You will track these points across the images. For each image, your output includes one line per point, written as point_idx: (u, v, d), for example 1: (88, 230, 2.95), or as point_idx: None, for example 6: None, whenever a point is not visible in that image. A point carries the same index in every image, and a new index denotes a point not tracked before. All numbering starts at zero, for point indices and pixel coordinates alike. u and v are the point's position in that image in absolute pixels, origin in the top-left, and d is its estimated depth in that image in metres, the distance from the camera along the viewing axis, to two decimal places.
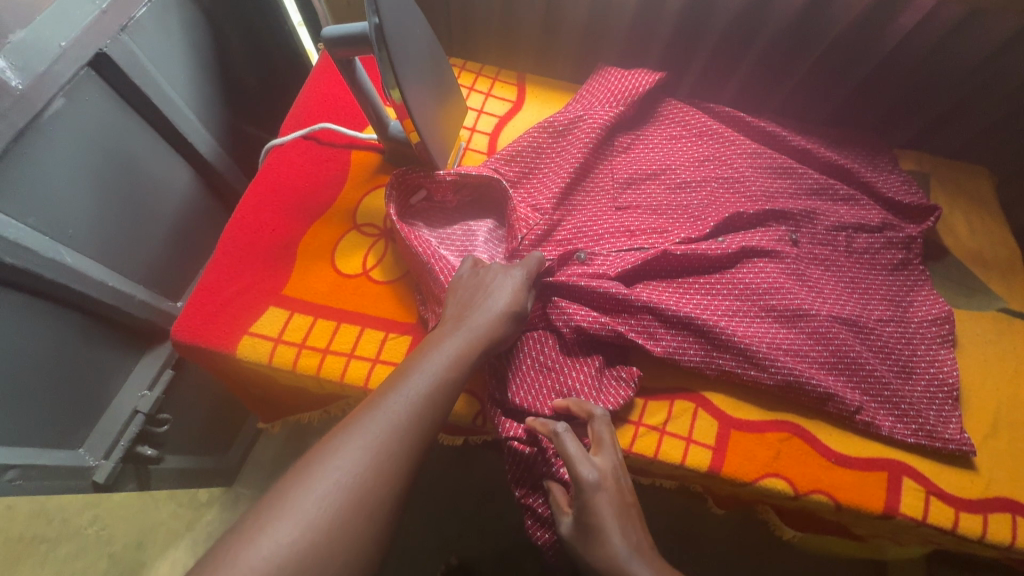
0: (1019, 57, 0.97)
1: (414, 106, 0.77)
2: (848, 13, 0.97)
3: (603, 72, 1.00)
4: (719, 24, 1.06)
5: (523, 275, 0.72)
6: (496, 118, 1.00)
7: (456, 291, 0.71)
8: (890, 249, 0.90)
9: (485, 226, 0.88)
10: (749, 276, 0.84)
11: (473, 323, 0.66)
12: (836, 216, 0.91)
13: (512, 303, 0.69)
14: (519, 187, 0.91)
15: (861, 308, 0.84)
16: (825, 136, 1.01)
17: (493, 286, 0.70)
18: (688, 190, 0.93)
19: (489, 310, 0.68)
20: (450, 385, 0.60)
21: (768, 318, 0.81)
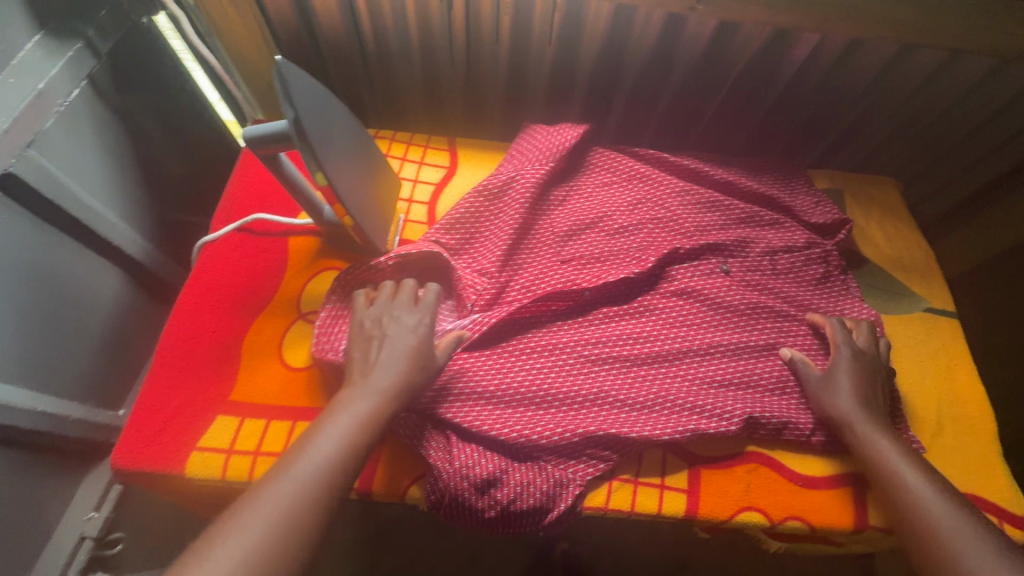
0: (899, 79, 1.07)
1: (345, 195, 0.77)
2: (745, 51, 1.06)
3: (531, 130, 1.04)
4: (632, 67, 1.14)
5: (412, 316, 0.77)
6: (431, 186, 1.00)
7: (356, 338, 0.76)
8: (810, 265, 0.95)
9: (433, 298, 0.88)
10: (672, 308, 0.88)
11: (365, 368, 0.71)
12: (765, 242, 0.96)
13: (409, 344, 0.73)
14: (462, 255, 0.92)
15: (800, 327, 0.89)
16: (744, 164, 1.07)
17: (389, 333, 0.75)
18: (626, 235, 0.96)
19: (387, 365, 0.71)
20: (355, 442, 0.65)
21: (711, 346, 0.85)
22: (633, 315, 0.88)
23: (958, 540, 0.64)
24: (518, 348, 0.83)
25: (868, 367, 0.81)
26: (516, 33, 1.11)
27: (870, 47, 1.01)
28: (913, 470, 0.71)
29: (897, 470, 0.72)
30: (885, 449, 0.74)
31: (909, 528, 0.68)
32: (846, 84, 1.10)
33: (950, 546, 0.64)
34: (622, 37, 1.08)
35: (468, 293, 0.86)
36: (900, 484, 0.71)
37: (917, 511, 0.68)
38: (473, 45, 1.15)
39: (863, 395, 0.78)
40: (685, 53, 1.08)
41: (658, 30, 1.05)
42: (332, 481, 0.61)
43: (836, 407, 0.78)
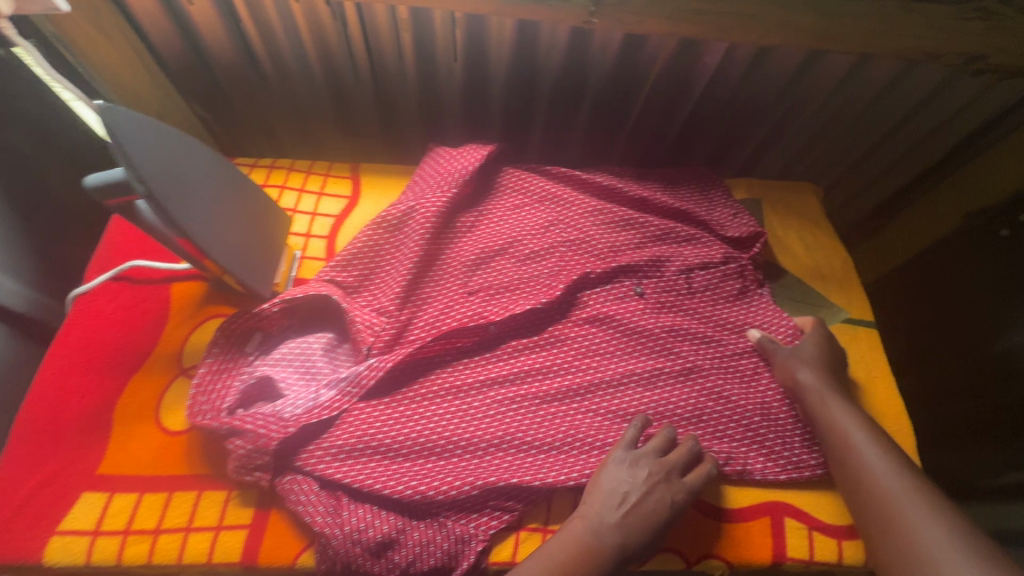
0: (809, 83, 1.07)
1: (210, 245, 0.70)
2: (655, 61, 1.04)
3: (436, 153, 0.99)
4: (546, 81, 1.12)
5: (681, 487, 0.70)
6: (332, 218, 0.94)
7: (602, 487, 0.69)
8: (727, 279, 0.92)
9: (323, 339, 0.81)
10: (582, 337, 0.85)
11: (628, 522, 0.67)
12: (680, 259, 0.92)
13: (658, 511, 0.68)
14: (361, 292, 0.86)
15: (716, 348, 0.86)
16: (660, 178, 1.04)
17: (637, 490, 0.68)
18: (536, 260, 0.91)
19: (612, 521, 0.67)
20: (574, 561, 0.64)
21: (623, 375, 0.81)
22: (541, 347, 0.84)
23: (907, 499, 0.66)
24: (417, 394, 0.78)
25: (832, 345, 0.84)
26: (421, 53, 1.07)
27: (776, 54, 1.00)
28: (870, 434, 0.73)
29: (852, 434, 0.73)
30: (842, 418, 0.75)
31: (863, 488, 0.69)
32: (760, 87, 1.09)
33: (899, 502, 0.66)
34: (532, 50, 1.06)
35: (363, 336, 0.80)
36: (854, 447, 0.72)
37: (871, 471, 0.69)
38: (377, 66, 1.10)
39: (827, 367, 0.81)
40: (596, 66, 1.07)
41: (566, 43, 1.03)
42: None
43: (798, 377, 0.80)
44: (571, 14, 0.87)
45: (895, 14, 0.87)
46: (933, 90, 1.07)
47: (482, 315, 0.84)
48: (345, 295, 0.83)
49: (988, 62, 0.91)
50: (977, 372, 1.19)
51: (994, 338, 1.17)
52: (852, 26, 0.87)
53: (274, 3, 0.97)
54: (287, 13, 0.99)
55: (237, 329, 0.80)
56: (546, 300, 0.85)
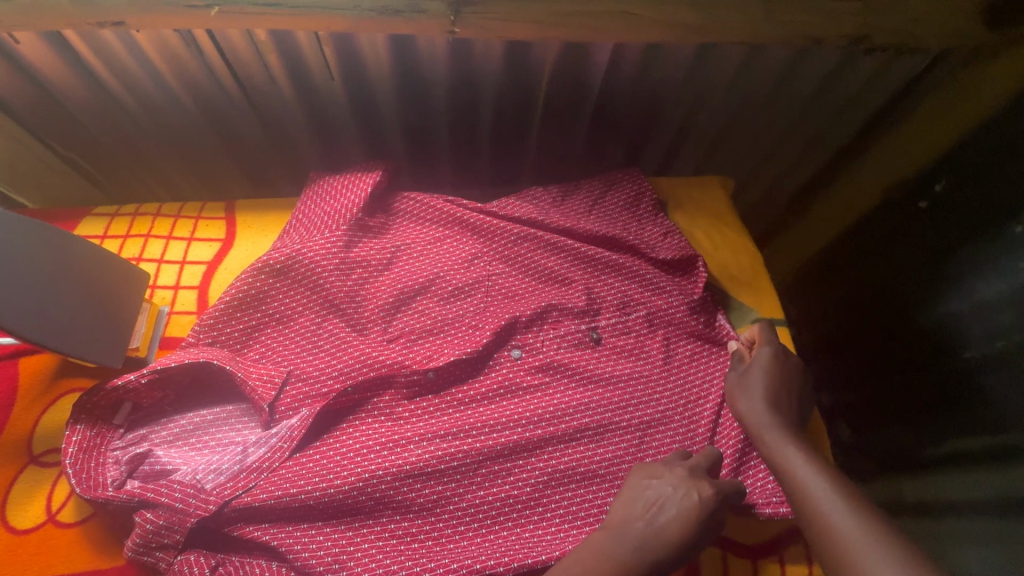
0: (705, 75, 1.05)
1: (14, 324, 0.62)
2: (544, 64, 1.00)
3: (319, 183, 0.93)
4: (439, 95, 1.06)
5: (711, 487, 0.66)
6: (204, 265, 0.87)
7: (631, 497, 0.66)
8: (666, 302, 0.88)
9: (231, 410, 0.77)
10: (510, 373, 0.81)
11: (658, 527, 0.63)
12: (610, 292, 0.88)
13: (689, 515, 0.64)
14: (252, 344, 0.81)
15: (649, 372, 0.82)
16: (587, 196, 0.98)
17: (669, 495, 0.65)
18: (461, 298, 0.87)
19: (643, 526, 0.63)
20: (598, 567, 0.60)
21: (545, 406, 0.78)
22: (456, 385, 0.80)
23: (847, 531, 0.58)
24: (319, 453, 0.72)
25: (783, 367, 0.78)
26: (296, 75, 0.99)
27: (667, 50, 0.98)
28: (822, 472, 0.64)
29: (801, 472, 0.66)
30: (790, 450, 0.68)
31: (814, 536, 0.60)
32: (660, 80, 1.05)
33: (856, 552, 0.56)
34: (413, 64, 0.99)
35: (264, 395, 0.75)
36: (797, 476, 0.65)
37: (813, 503, 0.62)
38: (251, 93, 1.02)
39: (776, 395, 0.75)
40: (485, 75, 1.02)
41: (446, 53, 0.97)
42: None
43: (744, 409, 0.75)
44: (430, 25, 0.79)
45: None
46: (833, 69, 1.06)
47: (405, 363, 0.79)
48: (229, 358, 0.76)
49: (874, 40, 0.89)
50: (907, 344, 1.19)
51: (919, 312, 1.17)
52: (731, 14, 0.83)
53: (115, 36, 0.88)
54: (134, 46, 0.90)
55: (108, 403, 0.73)
56: (473, 348, 0.80)
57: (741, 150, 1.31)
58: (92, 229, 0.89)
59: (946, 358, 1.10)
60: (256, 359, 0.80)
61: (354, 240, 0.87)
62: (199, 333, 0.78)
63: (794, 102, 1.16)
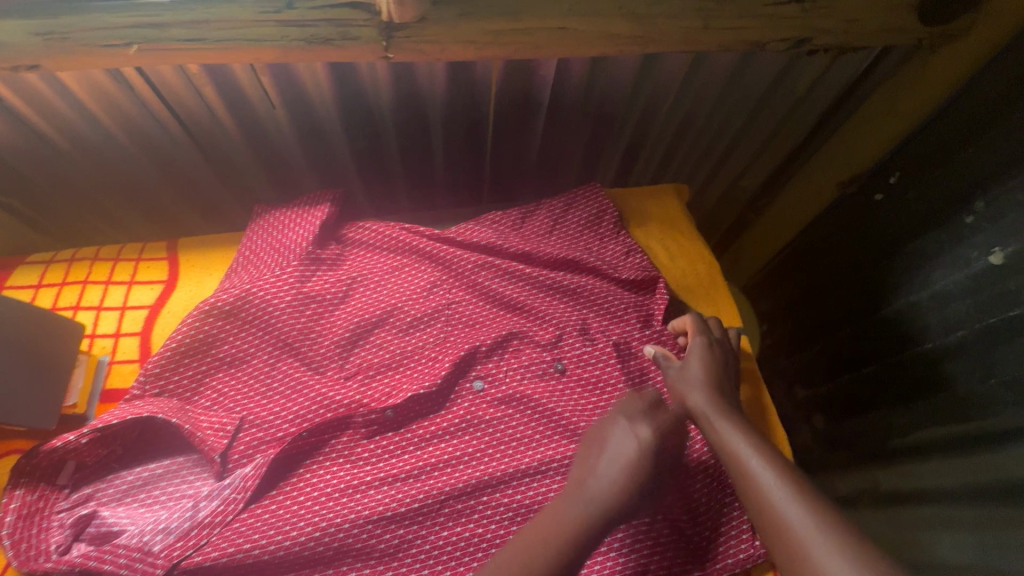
0: (651, 81, 1.06)
1: None
2: (489, 80, 0.99)
3: (268, 215, 0.91)
4: (387, 117, 1.04)
5: (667, 419, 0.71)
6: (146, 309, 0.83)
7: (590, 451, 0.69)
8: (627, 325, 0.87)
9: (181, 459, 0.73)
10: (473, 405, 0.79)
11: (613, 476, 0.65)
12: (570, 319, 0.86)
13: (647, 451, 0.67)
14: (204, 386, 0.77)
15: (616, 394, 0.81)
16: (547, 217, 0.96)
17: (622, 442, 0.68)
18: (420, 329, 0.85)
19: (598, 482, 0.65)
20: (549, 543, 0.59)
21: (512, 434, 0.76)
22: (421, 419, 0.78)
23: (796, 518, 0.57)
24: (281, 502, 0.70)
25: (715, 354, 0.78)
26: (236, 107, 0.96)
27: (609, 61, 0.98)
28: (762, 453, 0.64)
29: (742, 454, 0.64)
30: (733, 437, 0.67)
31: (763, 522, 0.59)
32: (607, 88, 1.06)
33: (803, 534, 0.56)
34: (356, 88, 0.97)
35: (215, 445, 0.71)
36: (743, 461, 0.63)
37: (761, 489, 0.61)
38: (191, 126, 0.98)
39: (714, 382, 0.74)
40: (430, 95, 1.00)
41: (388, 76, 0.95)
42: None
43: (685, 399, 0.73)
44: (362, 50, 0.76)
45: (710, 7, 0.82)
46: (781, 69, 1.07)
47: (363, 402, 0.77)
48: (179, 410, 0.73)
49: (814, 43, 0.89)
50: (872, 335, 1.20)
51: (880, 303, 1.18)
52: (669, 25, 0.82)
53: (40, 77, 0.84)
54: (59, 85, 0.87)
55: (50, 463, 0.69)
56: (431, 384, 0.78)
57: (697, 151, 1.32)
58: (27, 277, 0.86)
59: (908, 348, 1.11)
60: (206, 406, 0.76)
61: (305, 274, 0.85)
62: (144, 380, 0.75)
63: (744, 104, 1.17)
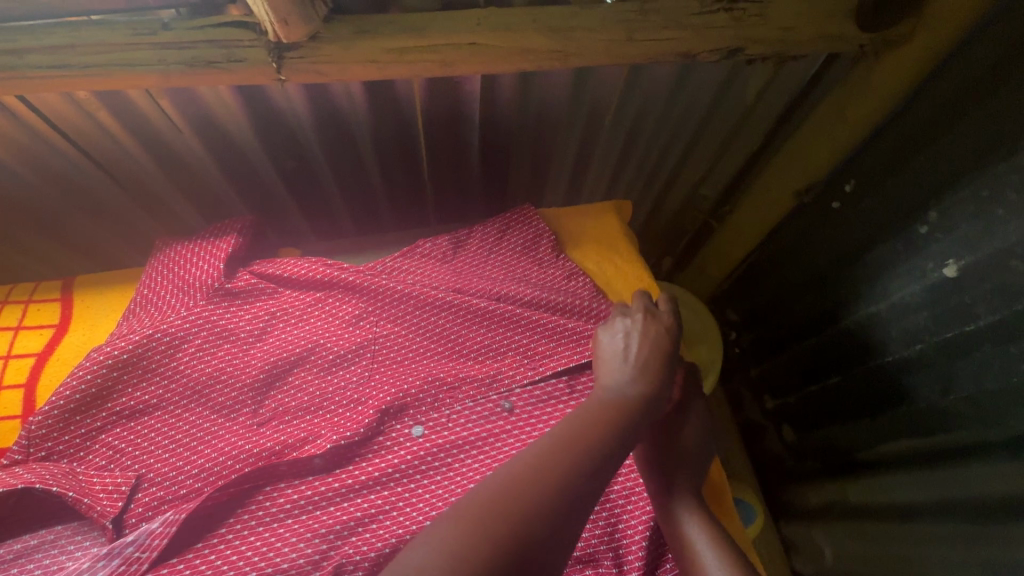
0: (589, 94, 1.01)
1: None
2: (414, 97, 0.93)
3: (174, 249, 0.84)
4: (311, 139, 0.98)
5: (668, 323, 0.76)
6: (33, 356, 0.77)
7: (604, 352, 0.73)
8: (575, 351, 0.79)
9: (62, 531, 0.66)
10: (403, 452, 0.72)
11: (639, 360, 0.70)
12: (507, 352, 0.80)
13: (661, 348, 0.72)
14: (94, 444, 0.70)
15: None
16: (482, 242, 0.91)
17: (636, 343, 0.72)
18: (343, 367, 0.79)
19: (629, 373, 0.68)
20: (599, 418, 0.60)
21: (445, 483, 0.69)
22: (347, 465, 0.71)
23: None
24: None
25: (695, 419, 0.79)
26: (142, 134, 0.89)
27: (540, 75, 0.93)
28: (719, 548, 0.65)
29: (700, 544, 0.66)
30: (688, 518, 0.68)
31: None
32: (543, 101, 1.00)
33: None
34: (272, 110, 0.91)
35: (107, 510, 0.65)
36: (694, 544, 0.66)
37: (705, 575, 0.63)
38: (95, 154, 0.91)
39: (685, 450, 0.75)
40: (354, 114, 0.94)
41: (303, 98, 0.89)
42: (555, 474, 0.51)
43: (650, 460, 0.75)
44: (254, 73, 0.70)
45: (633, 17, 0.77)
46: (724, 79, 1.03)
47: (273, 452, 0.70)
48: (68, 475, 0.66)
49: (747, 53, 0.84)
50: (834, 347, 1.16)
51: (841, 313, 1.14)
52: (589, 37, 0.76)
53: None
54: None
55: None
56: (351, 433, 0.72)
57: (649, 162, 1.27)
58: None
59: (867, 361, 1.07)
60: (99, 466, 0.69)
61: (217, 311, 0.79)
62: (26, 443, 0.67)
63: (691, 113, 1.12)
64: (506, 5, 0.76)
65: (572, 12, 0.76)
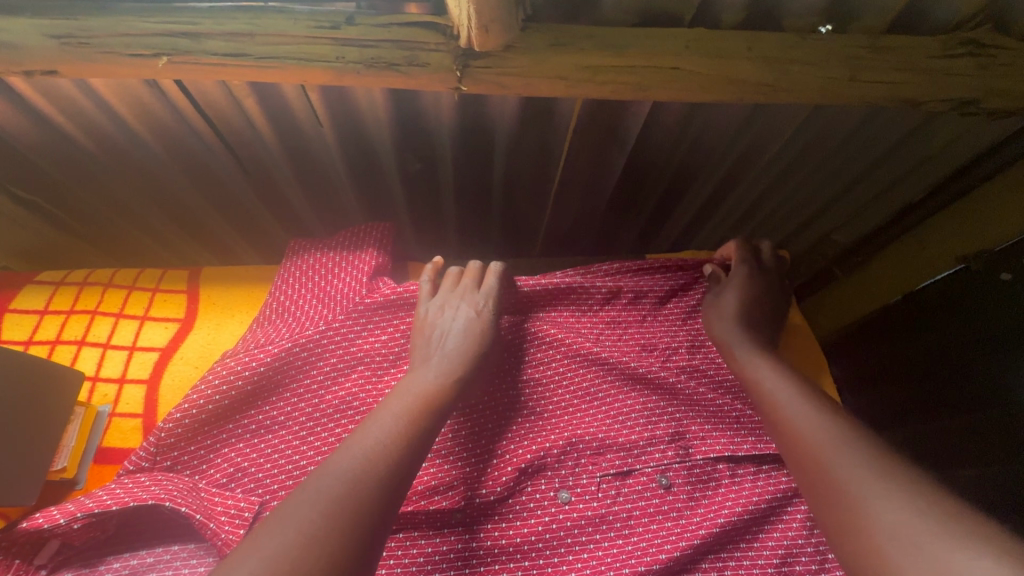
0: (756, 134, 0.90)
1: None
2: (570, 118, 0.84)
3: (311, 254, 0.82)
4: (446, 150, 0.92)
5: (484, 300, 0.74)
6: (156, 352, 0.73)
7: (425, 319, 0.72)
8: (730, 436, 0.72)
9: (181, 551, 0.62)
10: (552, 519, 0.66)
11: (449, 349, 0.68)
12: (655, 420, 0.73)
13: (468, 332, 0.70)
14: (218, 458, 0.67)
15: (709, 517, 0.66)
16: (631, 293, 0.85)
17: (452, 326, 0.71)
18: (481, 412, 0.73)
19: (435, 363, 0.66)
20: (414, 412, 0.59)
21: (592, 563, 0.63)
22: (482, 522, 0.66)
23: (840, 461, 0.55)
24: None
25: (752, 285, 0.81)
26: (281, 130, 0.85)
27: (713, 109, 0.83)
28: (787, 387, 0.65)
29: (772, 385, 0.67)
30: (759, 367, 0.70)
31: (789, 443, 0.60)
32: (700, 137, 0.90)
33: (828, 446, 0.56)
34: (418, 118, 0.85)
35: (230, 538, 0.58)
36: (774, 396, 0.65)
37: (795, 424, 0.61)
38: (235, 146, 0.88)
39: (747, 317, 0.77)
40: (500, 130, 0.87)
41: (453, 107, 0.82)
42: (382, 465, 0.52)
43: (716, 331, 0.78)
44: (432, 80, 0.63)
45: (862, 54, 0.66)
46: (913, 128, 0.89)
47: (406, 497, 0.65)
48: (191, 492, 0.62)
49: (983, 105, 0.72)
50: None
51: None
52: (807, 72, 0.66)
53: (73, 84, 0.73)
54: (91, 92, 0.75)
55: (30, 540, 0.59)
56: (488, 491, 0.67)
57: (786, 209, 1.14)
58: (34, 300, 0.77)
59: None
60: (220, 483, 0.65)
61: (352, 328, 0.74)
62: (155, 450, 0.65)
63: (859, 162, 0.99)
64: (713, 26, 0.66)
65: (791, 42, 0.66)
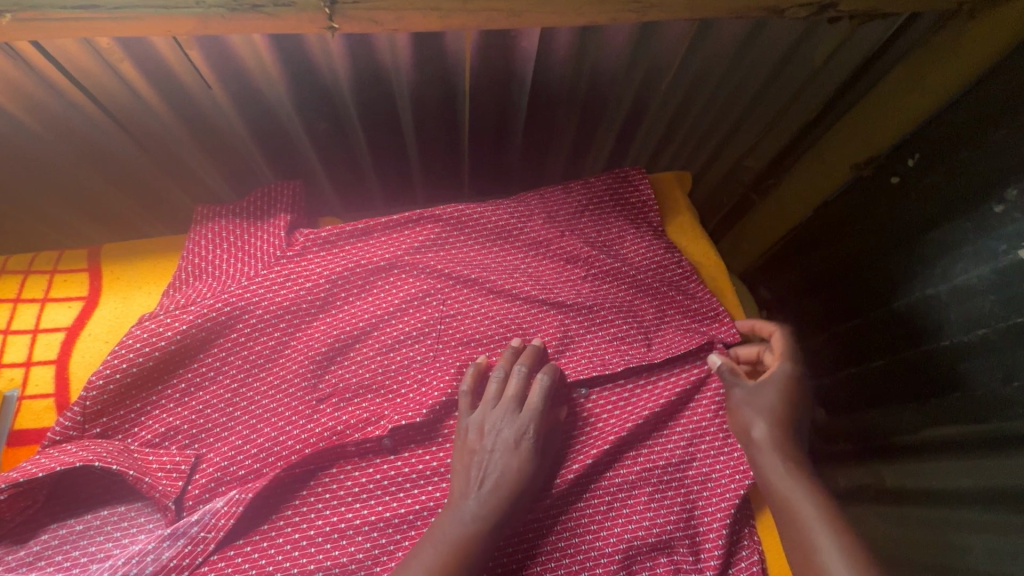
0: (652, 58, 0.92)
1: None
2: (463, 56, 0.85)
3: (208, 220, 0.80)
4: (349, 102, 0.90)
5: (525, 424, 0.65)
6: (63, 331, 0.72)
7: (466, 444, 0.65)
8: (635, 339, 0.77)
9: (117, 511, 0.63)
10: None
11: (485, 492, 0.61)
12: (567, 333, 0.77)
13: (508, 468, 0.62)
14: (143, 423, 0.66)
15: (620, 418, 0.72)
16: (540, 213, 0.85)
17: (491, 460, 0.63)
18: (407, 345, 0.74)
19: (474, 499, 0.60)
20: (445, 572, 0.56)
21: None
22: (408, 449, 0.68)
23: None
24: (235, 564, 0.60)
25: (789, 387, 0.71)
26: (166, 92, 0.81)
27: (604, 34, 0.84)
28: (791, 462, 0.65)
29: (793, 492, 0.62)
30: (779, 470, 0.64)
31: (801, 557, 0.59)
32: (598, 68, 0.92)
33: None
34: (307, 67, 0.82)
35: (168, 489, 0.62)
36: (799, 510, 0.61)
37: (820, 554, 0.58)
38: (119, 116, 0.84)
39: (784, 413, 0.68)
40: (396, 76, 0.86)
41: (344, 52, 0.80)
42: None
43: (743, 417, 0.69)
44: (301, 20, 0.63)
45: None
46: (794, 41, 0.91)
47: (337, 430, 0.67)
48: (121, 453, 0.62)
49: (841, 8, 0.76)
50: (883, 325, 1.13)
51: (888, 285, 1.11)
52: None
53: None
54: None
55: None
56: (415, 414, 0.68)
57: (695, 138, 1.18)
58: None
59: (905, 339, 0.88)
60: (152, 443, 0.66)
61: (278, 280, 0.73)
62: (81, 419, 0.64)
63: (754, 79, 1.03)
64: None
65: None
